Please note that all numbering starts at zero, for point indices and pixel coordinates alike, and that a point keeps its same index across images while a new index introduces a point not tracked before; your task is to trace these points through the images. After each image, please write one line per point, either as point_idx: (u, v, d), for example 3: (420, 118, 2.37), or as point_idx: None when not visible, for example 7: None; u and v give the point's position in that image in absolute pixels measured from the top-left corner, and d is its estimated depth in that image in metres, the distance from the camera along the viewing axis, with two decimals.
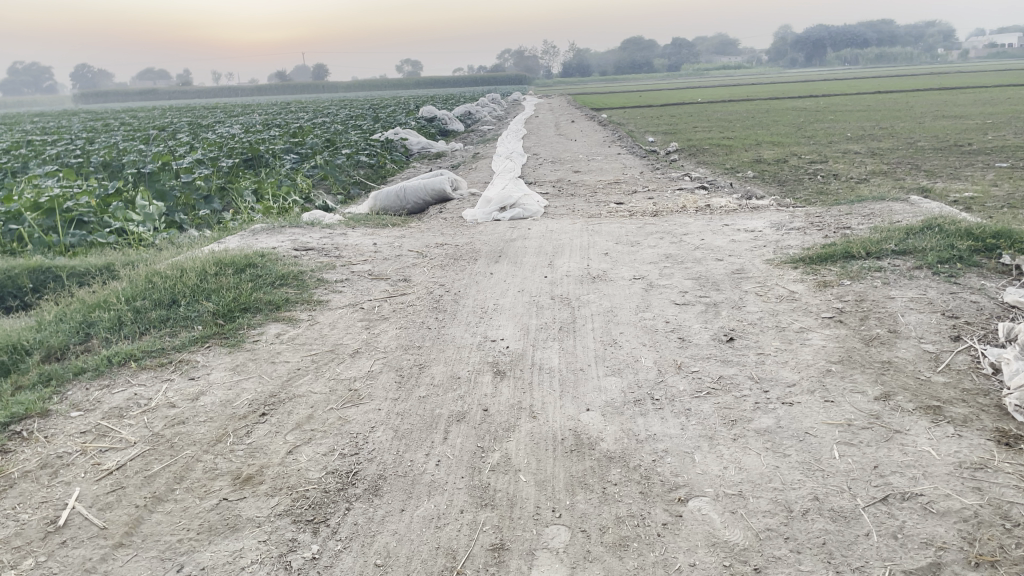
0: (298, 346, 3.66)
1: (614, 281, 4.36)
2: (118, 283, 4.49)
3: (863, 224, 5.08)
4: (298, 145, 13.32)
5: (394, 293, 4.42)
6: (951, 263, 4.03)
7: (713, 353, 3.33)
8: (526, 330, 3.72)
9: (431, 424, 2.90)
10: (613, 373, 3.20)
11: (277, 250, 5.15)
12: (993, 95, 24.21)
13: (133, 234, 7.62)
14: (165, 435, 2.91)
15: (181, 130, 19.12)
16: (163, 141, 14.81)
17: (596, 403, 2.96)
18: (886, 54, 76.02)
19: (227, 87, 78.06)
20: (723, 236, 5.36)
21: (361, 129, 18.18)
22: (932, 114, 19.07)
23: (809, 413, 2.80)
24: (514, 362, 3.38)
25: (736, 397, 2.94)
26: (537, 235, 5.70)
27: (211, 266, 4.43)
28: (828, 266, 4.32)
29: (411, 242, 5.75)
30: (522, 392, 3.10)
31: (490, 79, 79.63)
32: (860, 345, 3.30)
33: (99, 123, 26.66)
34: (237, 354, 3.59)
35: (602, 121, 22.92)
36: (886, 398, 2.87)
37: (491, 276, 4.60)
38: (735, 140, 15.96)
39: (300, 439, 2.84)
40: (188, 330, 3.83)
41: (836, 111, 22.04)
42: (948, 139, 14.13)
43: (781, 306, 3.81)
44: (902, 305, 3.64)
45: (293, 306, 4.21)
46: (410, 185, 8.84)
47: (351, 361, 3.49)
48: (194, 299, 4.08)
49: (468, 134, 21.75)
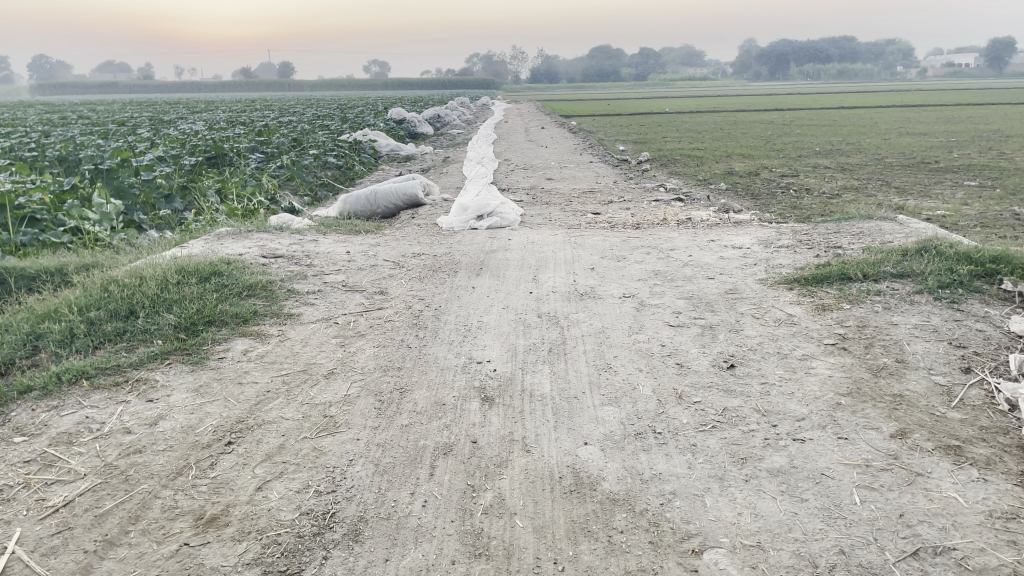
0: (267, 365, 3.39)
1: (603, 299, 4.16)
2: (71, 289, 4.16)
3: (854, 244, 4.96)
4: (263, 143, 12.95)
5: (371, 306, 4.17)
6: (951, 288, 3.90)
7: (715, 382, 3.13)
8: (513, 352, 3.49)
9: (416, 458, 2.65)
10: (611, 403, 2.98)
11: (244, 257, 4.86)
12: (953, 113, 24.64)
13: (89, 234, 7.28)
14: (120, 467, 2.63)
15: (141, 125, 18.54)
16: (122, 137, 14.30)
17: (594, 437, 2.75)
18: (848, 69, 77.41)
19: (190, 83, 76.79)
20: (710, 252, 5.20)
21: (328, 128, 17.81)
22: (897, 131, 19.27)
23: (823, 451, 2.62)
24: (502, 388, 3.15)
25: (743, 432, 2.75)
26: (518, 246, 5.49)
27: (173, 274, 4.13)
28: (824, 287, 4.16)
29: (386, 250, 5.50)
30: (513, 422, 2.87)
31: (458, 83, 79.45)
32: (868, 375, 3.13)
33: (57, 114, 25.94)
34: (200, 373, 3.31)
35: (572, 128, 22.83)
36: (902, 435, 2.70)
37: (473, 291, 4.37)
38: (706, 151, 15.94)
39: (271, 474, 2.57)
40: (146, 344, 3.54)
41: (803, 124, 22.25)
42: (915, 156, 14.23)
43: (781, 330, 3.63)
44: (906, 332, 3.48)
45: (262, 319, 3.92)
46: (381, 189, 8.60)
47: (326, 383, 3.22)
48: (153, 310, 3.79)
49: (437, 137, 21.49)
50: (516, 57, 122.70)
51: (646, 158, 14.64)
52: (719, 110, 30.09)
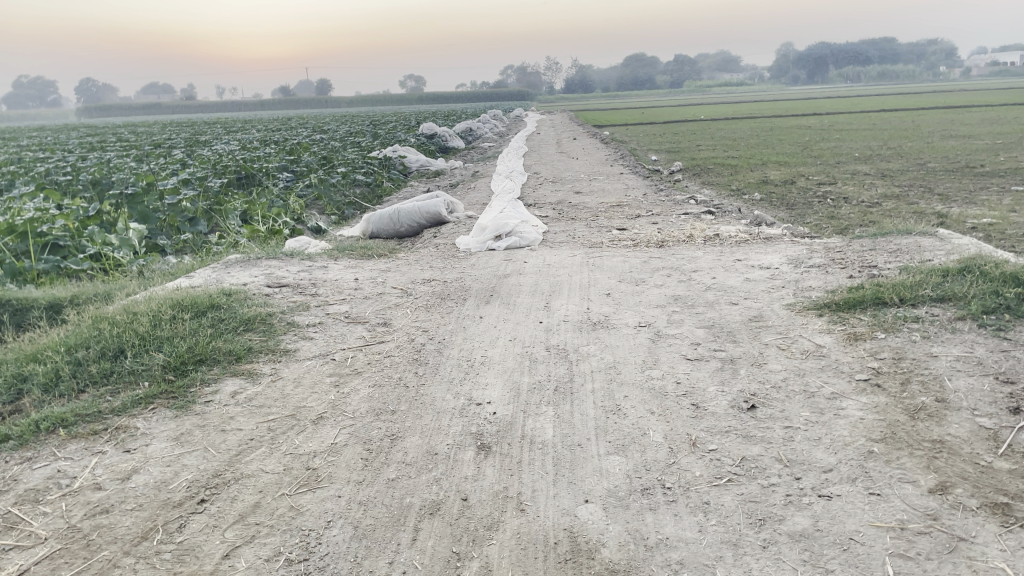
0: (254, 409, 3.19)
1: (617, 328, 3.91)
2: (65, 327, 4.02)
3: (891, 263, 4.64)
4: (293, 162, 12.89)
5: (372, 340, 3.97)
6: (997, 313, 3.57)
7: (733, 427, 2.85)
8: (516, 392, 3.25)
9: (399, 519, 2.43)
10: (617, 452, 2.73)
11: (247, 288, 4.70)
12: (998, 114, 23.85)
13: (109, 260, 7.20)
14: (83, 529, 2.44)
15: (176, 147, 18.74)
16: (155, 159, 14.40)
17: (596, 493, 2.49)
18: (888, 71, 75.56)
19: (231, 104, 78.21)
20: (735, 273, 4.91)
21: (359, 145, 17.78)
22: (939, 134, 18.58)
23: (852, 511, 2.33)
24: (500, 434, 2.91)
25: (762, 487, 2.47)
26: (533, 270, 5.26)
27: (168, 309, 3.97)
28: (857, 314, 3.85)
29: (396, 277, 5.30)
30: (509, 475, 2.63)
31: (492, 96, 79.59)
32: (904, 419, 2.83)
33: (98, 138, 26.40)
34: (183, 420, 3.12)
35: (604, 138, 22.54)
36: (942, 491, 2.40)
37: (480, 321, 4.15)
38: (741, 159, 15.54)
39: (241, 538, 2.36)
40: (132, 388, 3.36)
41: (840, 129, 21.62)
42: (960, 160, 13.68)
43: (808, 363, 3.34)
44: (947, 366, 3.17)
45: (256, 356, 3.74)
46: (404, 207, 8.44)
47: (314, 430, 3.01)
48: (142, 350, 3.61)
49: (469, 151, 21.38)
50: (551, 68, 122.52)
51: (677, 168, 14.30)
52: (755, 117, 29.57)
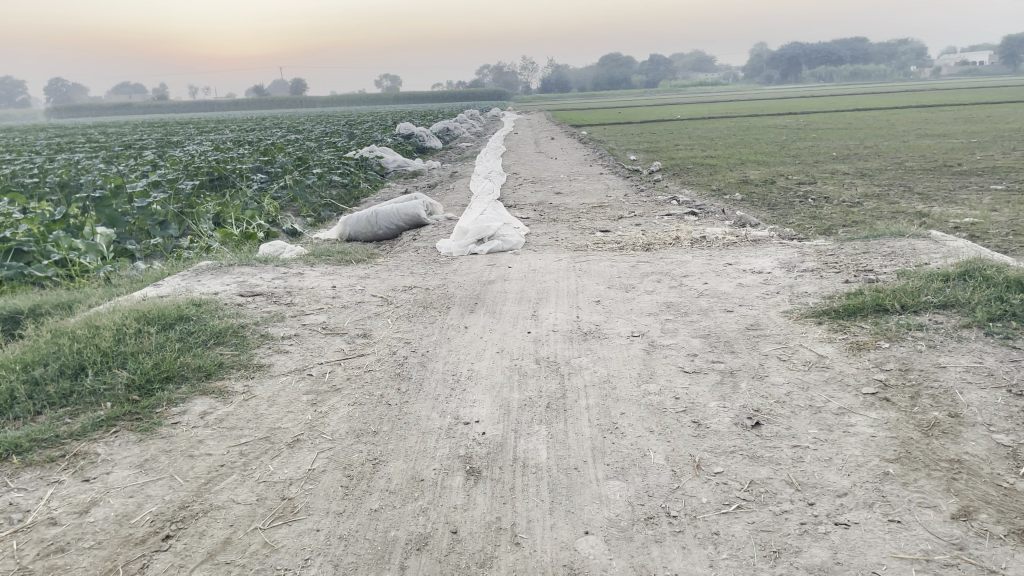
0: (225, 432, 2.97)
1: (609, 339, 3.73)
2: (22, 342, 3.76)
3: (887, 267, 4.51)
4: (267, 163, 12.59)
5: (351, 353, 3.77)
6: (1003, 321, 3.44)
7: (738, 446, 2.69)
8: (505, 409, 3.06)
9: (384, 554, 2.23)
10: (617, 476, 2.55)
11: (218, 297, 4.47)
12: (971, 113, 24.00)
13: (76, 265, 6.88)
14: (34, 572, 2.21)
15: (148, 147, 18.31)
16: (125, 161, 14.03)
17: (597, 524, 2.31)
18: (859, 71, 76.34)
19: (203, 103, 77.22)
20: (727, 278, 4.76)
21: (335, 146, 17.48)
22: (913, 133, 18.62)
23: (873, 540, 2.17)
24: (491, 457, 2.72)
25: (775, 514, 2.30)
26: (518, 275, 5.07)
27: (132, 324, 3.73)
28: (858, 322, 3.70)
29: (375, 284, 5.10)
30: (502, 503, 2.45)
31: (468, 95, 79.22)
32: (917, 436, 2.67)
33: (67, 139, 25.85)
34: (148, 444, 2.89)
35: (582, 138, 22.43)
36: (965, 517, 2.24)
37: (465, 332, 3.95)
38: (720, 159, 15.46)
39: None
40: (93, 409, 3.13)
41: (816, 128, 21.64)
42: (937, 159, 13.68)
43: (811, 376, 3.18)
44: (957, 378, 3.03)
45: (227, 372, 3.51)
46: (382, 209, 8.21)
47: (289, 455, 2.81)
48: (104, 367, 3.37)
49: (447, 151, 21.15)
50: (527, 68, 122.44)
51: (657, 168, 14.19)
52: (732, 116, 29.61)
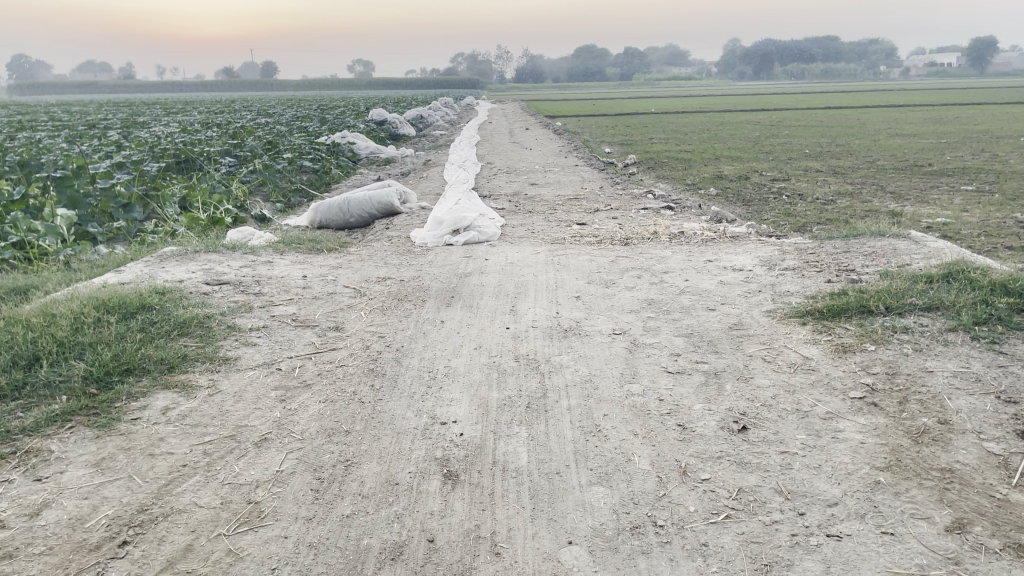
0: (188, 429, 2.82)
1: (590, 337, 3.63)
2: None
3: (869, 267, 4.46)
4: (237, 146, 12.28)
5: (323, 346, 3.63)
6: (988, 325, 3.40)
7: (725, 452, 2.60)
8: (484, 409, 2.94)
9: (356, 565, 2.10)
10: (600, 482, 2.45)
11: (183, 286, 4.29)
12: (939, 113, 24.26)
13: (34, 248, 6.59)
14: None
15: (113, 127, 17.80)
16: (89, 141, 13.60)
17: (580, 534, 2.21)
18: (830, 70, 77.18)
19: (171, 84, 75.80)
20: (708, 275, 4.67)
21: (306, 130, 17.12)
22: (884, 132, 18.75)
23: (867, 553, 2.09)
24: (469, 460, 2.60)
25: (765, 525, 2.22)
26: (496, 268, 4.95)
27: (90, 312, 3.55)
28: (843, 323, 3.64)
29: (348, 274, 4.94)
30: (481, 511, 2.33)
31: (442, 83, 78.67)
32: (907, 443, 2.61)
33: (28, 116, 25.08)
34: (105, 441, 2.74)
35: (556, 129, 22.30)
36: (960, 529, 2.17)
37: (442, 326, 3.83)
38: (695, 153, 15.43)
39: None
40: (47, 403, 2.95)
41: (789, 125, 21.75)
42: (908, 159, 13.76)
43: (798, 378, 3.11)
44: (945, 383, 2.97)
45: (191, 365, 3.36)
46: (354, 196, 8.03)
47: (257, 455, 2.67)
48: (60, 358, 3.19)
49: (420, 138, 20.89)
50: (501, 57, 121.77)
51: (632, 161, 14.13)
52: (705, 110, 29.70)
